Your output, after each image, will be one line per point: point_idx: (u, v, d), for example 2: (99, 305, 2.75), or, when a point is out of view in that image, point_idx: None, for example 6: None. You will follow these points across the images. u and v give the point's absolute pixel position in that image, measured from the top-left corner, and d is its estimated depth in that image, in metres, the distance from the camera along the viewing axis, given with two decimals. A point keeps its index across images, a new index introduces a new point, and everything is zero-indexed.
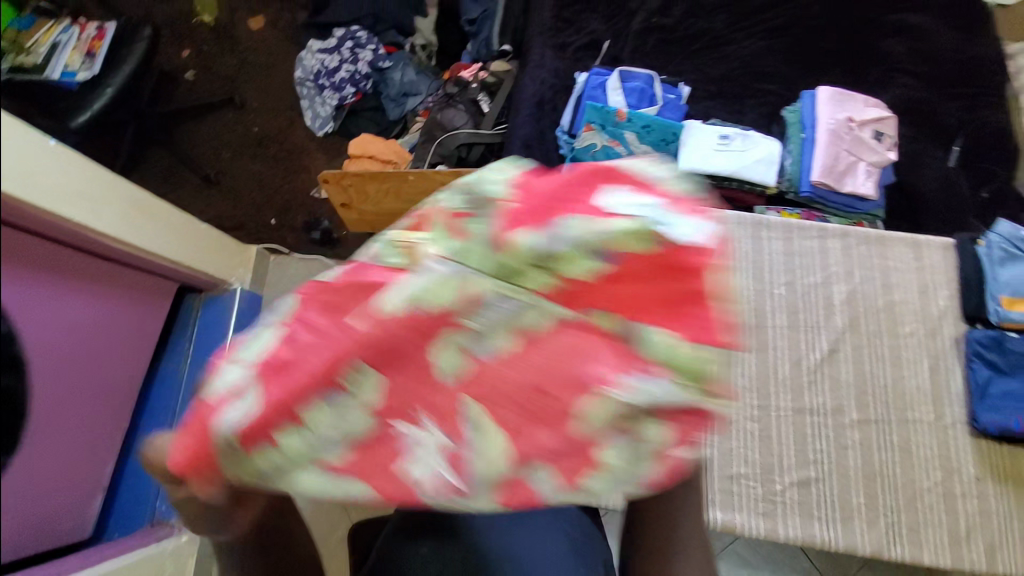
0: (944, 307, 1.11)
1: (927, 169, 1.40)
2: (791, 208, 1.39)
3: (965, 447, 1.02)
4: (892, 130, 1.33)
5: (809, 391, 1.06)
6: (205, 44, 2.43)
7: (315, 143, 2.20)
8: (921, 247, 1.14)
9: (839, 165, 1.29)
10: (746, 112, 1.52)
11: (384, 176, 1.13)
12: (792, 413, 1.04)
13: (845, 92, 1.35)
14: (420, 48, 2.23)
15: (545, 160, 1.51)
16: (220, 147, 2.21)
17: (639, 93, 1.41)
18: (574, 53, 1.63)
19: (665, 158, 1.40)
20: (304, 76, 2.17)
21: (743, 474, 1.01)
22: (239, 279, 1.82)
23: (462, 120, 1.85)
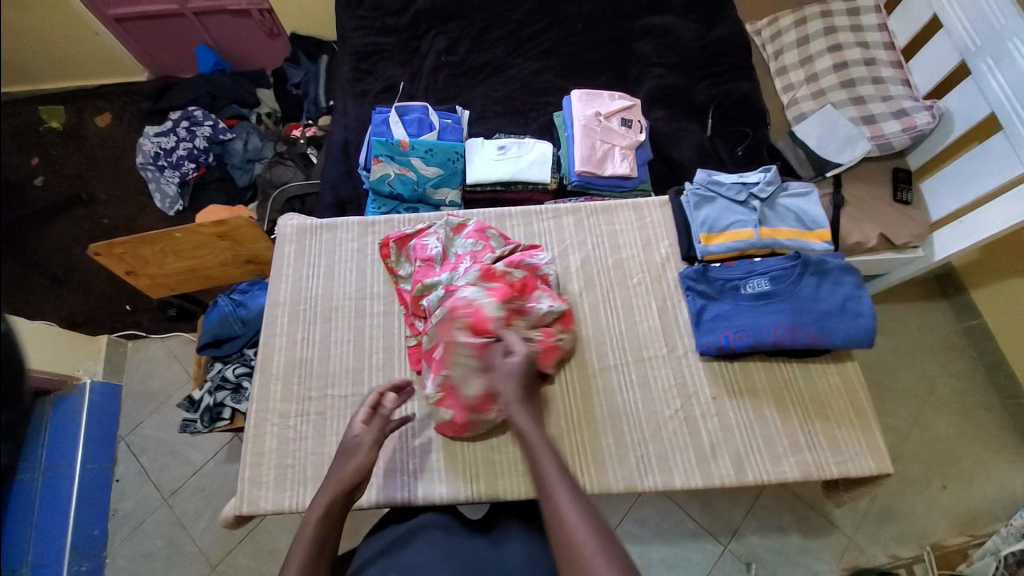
0: (667, 253, 1.10)
1: (686, 140, 1.58)
2: (573, 197, 1.54)
3: (697, 372, 1.00)
4: (637, 115, 1.54)
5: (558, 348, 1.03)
6: (53, 147, 2.26)
7: (167, 223, 2.16)
8: (641, 206, 1.15)
9: (596, 153, 1.46)
10: (530, 122, 1.68)
11: (155, 239, 1.18)
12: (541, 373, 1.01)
13: (594, 92, 1.55)
14: (266, 116, 2.30)
15: (354, 195, 1.61)
16: (68, 244, 2.06)
17: (417, 122, 1.55)
18: (374, 97, 1.77)
19: (455, 175, 1.51)
20: (145, 161, 2.15)
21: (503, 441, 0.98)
22: (88, 372, 1.77)
23: (291, 175, 1.93)
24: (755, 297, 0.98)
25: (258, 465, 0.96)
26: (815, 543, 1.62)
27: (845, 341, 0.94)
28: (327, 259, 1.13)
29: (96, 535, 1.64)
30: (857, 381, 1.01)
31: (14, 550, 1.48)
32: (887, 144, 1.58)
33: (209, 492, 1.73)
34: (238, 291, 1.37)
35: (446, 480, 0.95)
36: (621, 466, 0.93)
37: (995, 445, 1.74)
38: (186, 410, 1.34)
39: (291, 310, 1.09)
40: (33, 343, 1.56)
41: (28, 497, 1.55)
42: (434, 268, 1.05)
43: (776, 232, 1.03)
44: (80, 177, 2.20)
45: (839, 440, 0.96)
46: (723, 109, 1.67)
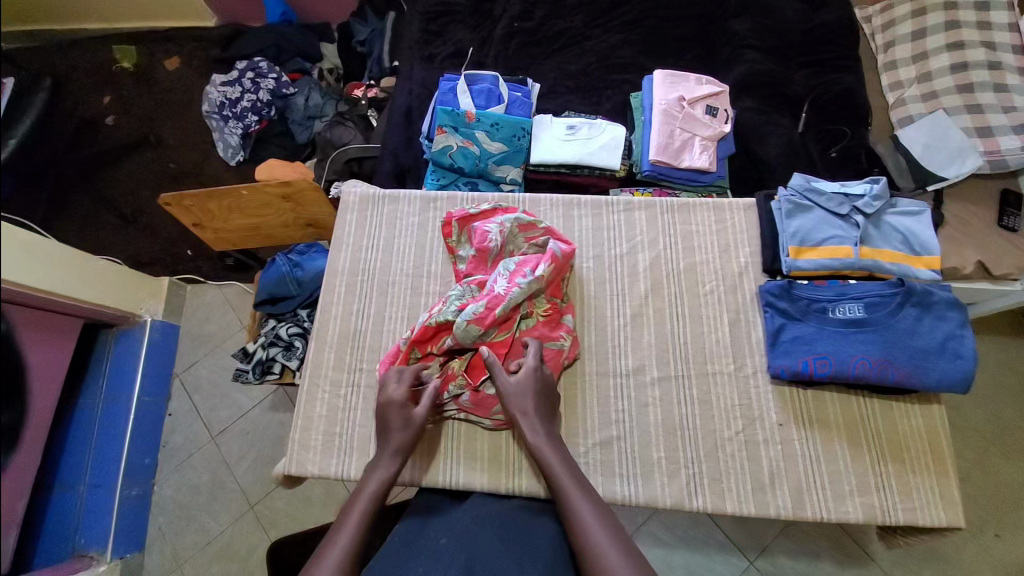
0: (746, 263, 1.01)
1: (773, 136, 1.44)
2: (642, 187, 1.44)
3: (765, 395, 0.92)
4: (724, 104, 1.41)
5: (615, 352, 0.98)
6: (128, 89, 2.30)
7: (229, 173, 2.20)
8: (723, 208, 1.06)
9: (674, 142, 1.35)
10: (603, 102, 1.58)
11: (223, 195, 1.21)
12: (595, 377, 0.96)
13: (678, 74, 1.42)
14: (328, 73, 2.26)
15: (414, 164, 1.57)
16: (138, 185, 2.14)
17: (485, 93, 1.48)
18: (441, 62, 1.69)
19: (519, 153, 1.45)
20: (210, 110, 2.17)
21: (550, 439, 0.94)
22: (150, 311, 1.85)
23: (350, 136, 1.92)
24: (844, 323, 0.88)
25: (307, 429, 0.98)
26: (849, 574, 1.55)
27: (940, 382, 0.84)
28: (387, 231, 1.12)
29: (147, 463, 1.77)
30: (943, 426, 0.91)
31: (73, 467, 1.60)
32: (1001, 162, 1.40)
33: (253, 436, 1.82)
34: (295, 252, 1.38)
35: (488, 471, 0.93)
36: (670, 482, 0.89)
37: None
38: (240, 361, 1.38)
39: (348, 280, 1.08)
40: (104, 282, 1.64)
41: (88, 421, 1.65)
42: (485, 263, 1.04)
43: (878, 253, 0.93)
44: (150, 120, 2.24)
45: (914, 487, 0.88)
46: (819, 104, 1.51)
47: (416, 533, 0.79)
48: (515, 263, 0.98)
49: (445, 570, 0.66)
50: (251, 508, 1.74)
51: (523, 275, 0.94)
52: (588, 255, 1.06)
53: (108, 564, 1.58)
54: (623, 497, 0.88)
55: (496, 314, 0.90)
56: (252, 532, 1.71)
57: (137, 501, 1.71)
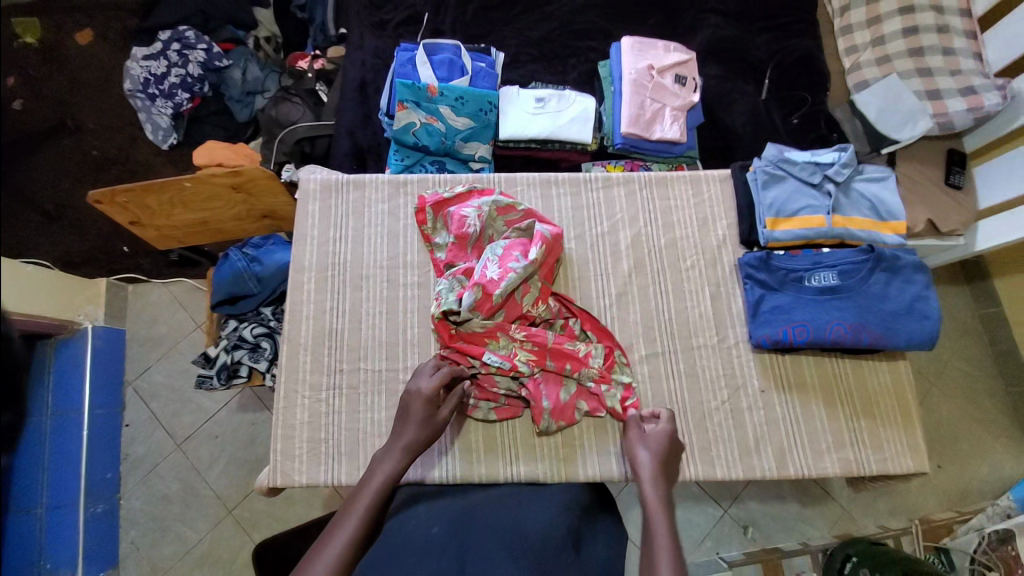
0: (724, 236, 1.02)
1: (739, 103, 1.45)
2: (615, 160, 1.42)
3: (748, 364, 0.96)
4: (692, 71, 1.39)
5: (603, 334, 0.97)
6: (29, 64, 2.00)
7: (162, 158, 1.98)
8: (700, 181, 1.05)
9: (645, 112, 1.33)
10: (569, 71, 1.52)
11: (162, 188, 1.07)
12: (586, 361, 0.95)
13: (646, 40, 1.38)
14: (264, 41, 2.05)
15: (374, 144, 1.47)
16: (57, 176, 1.89)
17: (446, 64, 1.39)
18: (394, 30, 1.56)
19: (487, 128, 1.38)
20: (133, 88, 1.93)
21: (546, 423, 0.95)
22: (90, 317, 1.68)
23: (299, 113, 1.76)
24: (820, 292, 0.92)
25: (289, 438, 0.92)
26: (812, 513, 1.70)
27: (908, 341, 0.90)
28: (354, 220, 1.04)
29: (108, 478, 1.64)
30: (907, 381, 0.98)
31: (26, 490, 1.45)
32: (949, 124, 1.47)
33: (223, 439, 1.72)
34: (250, 245, 1.28)
35: (484, 463, 0.92)
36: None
37: (995, 429, 1.79)
38: (201, 365, 1.29)
39: (317, 276, 1.00)
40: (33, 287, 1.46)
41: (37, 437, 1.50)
42: (466, 250, 0.99)
43: (849, 222, 0.95)
44: (63, 100, 1.97)
45: (883, 440, 0.95)
46: (781, 70, 1.52)
47: (404, 522, 0.75)
48: (502, 247, 0.95)
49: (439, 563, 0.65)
50: (230, 513, 1.66)
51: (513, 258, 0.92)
52: (570, 236, 1.03)
53: None
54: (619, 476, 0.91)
55: (493, 301, 0.90)
56: (233, 536, 1.65)
57: (104, 517, 1.60)
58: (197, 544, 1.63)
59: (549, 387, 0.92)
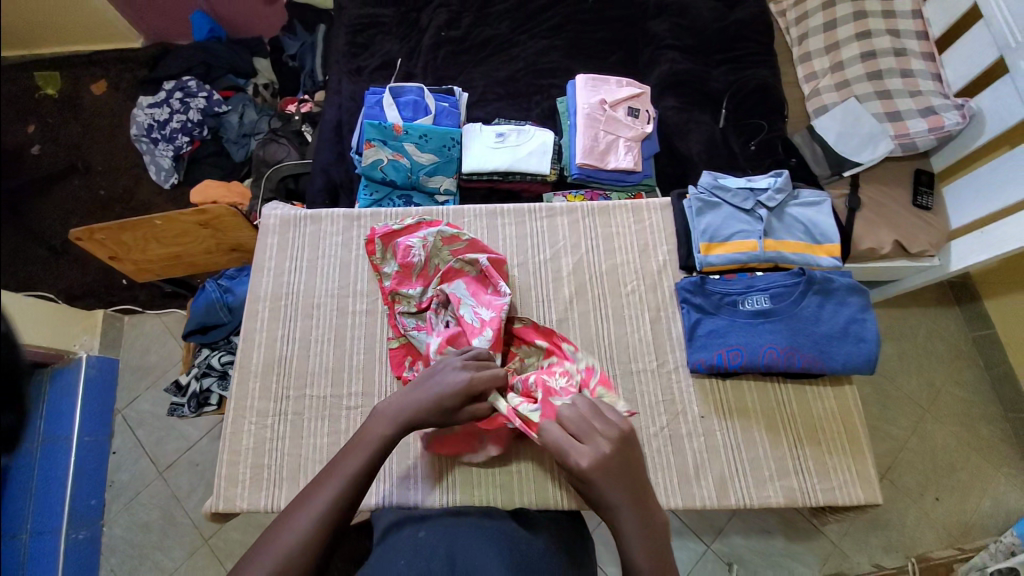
0: (664, 262, 1.04)
1: (696, 133, 1.49)
2: (575, 190, 1.46)
3: (687, 389, 0.95)
4: (645, 104, 1.45)
5: None
6: (49, 114, 2.17)
7: (162, 197, 2.09)
8: (641, 209, 1.09)
9: (599, 145, 1.39)
10: (532, 108, 1.59)
11: (135, 226, 1.18)
12: None
13: (600, 77, 1.46)
14: (263, 87, 2.18)
15: (346, 179, 1.54)
16: (66, 216, 2.02)
17: (412, 105, 1.48)
18: (369, 75, 1.66)
19: (451, 162, 1.44)
20: (138, 133, 2.06)
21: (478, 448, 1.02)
22: (85, 346, 1.76)
23: (285, 153, 1.87)
24: (753, 315, 0.93)
25: (234, 463, 0.95)
26: (800, 548, 1.62)
27: (845, 364, 0.89)
28: (311, 252, 1.10)
29: (92, 505, 1.67)
30: (853, 406, 0.96)
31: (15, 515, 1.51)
32: (912, 144, 1.48)
33: (204, 468, 1.75)
34: (225, 277, 1.35)
35: (422, 486, 0.99)
36: None
37: (996, 458, 1.70)
38: (174, 394, 1.34)
39: (272, 305, 1.06)
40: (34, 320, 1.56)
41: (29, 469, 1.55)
42: (411, 277, 1.03)
43: (781, 245, 0.98)
44: (77, 145, 2.12)
45: (830, 468, 0.93)
46: (738, 99, 1.56)
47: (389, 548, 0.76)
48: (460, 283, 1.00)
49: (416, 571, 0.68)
50: (206, 543, 1.67)
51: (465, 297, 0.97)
52: (513, 264, 1.06)
53: None
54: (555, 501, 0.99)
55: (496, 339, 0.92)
56: (206, 567, 1.64)
57: (86, 545, 1.62)
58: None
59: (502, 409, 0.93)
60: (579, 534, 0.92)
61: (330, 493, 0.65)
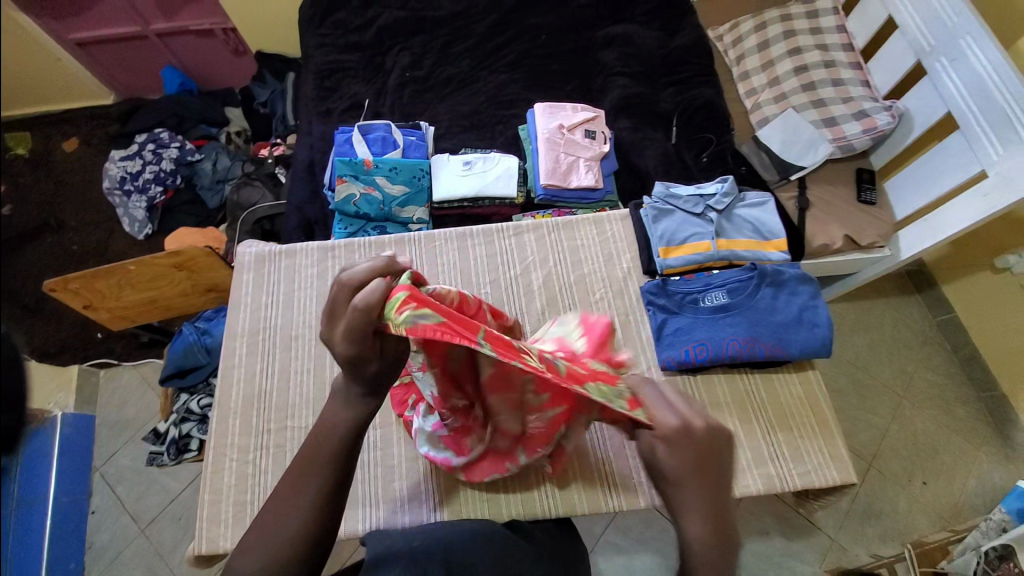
0: (629, 268, 1.10)
1: (651, 150, 1.59)
2: (543, 210, 1.53)
3: None
4: (601, 126, 1.55)
5: None
6: None
7: (138, 247, 2.09)
8: (602, 221, 1.15)
9: (561, 166, 1.47)
10: (497, 137, 1.68)
11: (108, 272, 1.19)
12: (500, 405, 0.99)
13: (557, 104, 1.56)
14: (235, 135, 2.23)
15: (321, 215, 1.58)
16: (40, 273, 2.00)
17: (380, 141, 1.55)
18: (339, 115, 1.73)
19: (421, 192, 1.50)
20: (111, 186, 2.08)
21: None
22: (60, 404, 1.71)
23: (259, 196, 1.91)
24: (714, 310, 0.98)
25: (216, 503, 0.94)
26: (799, 544, 1.63)
27: (803, 349, 0.95)
28: (286, 285, 1.12)
29: (71, 571, 1.58)
30: (818, 389, 1.01)
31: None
32: (850, 146, 1.59)
33: (188, 521, 1.68)
34: (202, 319, 1.35)
35: (409, 508, 1.00)
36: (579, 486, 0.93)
37: (974, 436, 1.76)
38: (152, 442, 1.32)
39: (249, 340, 1.07)
40: None
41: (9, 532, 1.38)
42: None
43: (733, 244, 1.04)
44: (49, 202, 2.13)
45: (804, 451, 0.97)
46: (687, 117, 1.68)
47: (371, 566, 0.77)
48: None
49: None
50: None
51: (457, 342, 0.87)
52: (485, 281, 1.11)
53: None
54: (542, 509, 1.01)
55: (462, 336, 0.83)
56: None
57: None
58: None
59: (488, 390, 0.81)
60: (569, 539, 0.94)
61: (303, 501, 0.62)
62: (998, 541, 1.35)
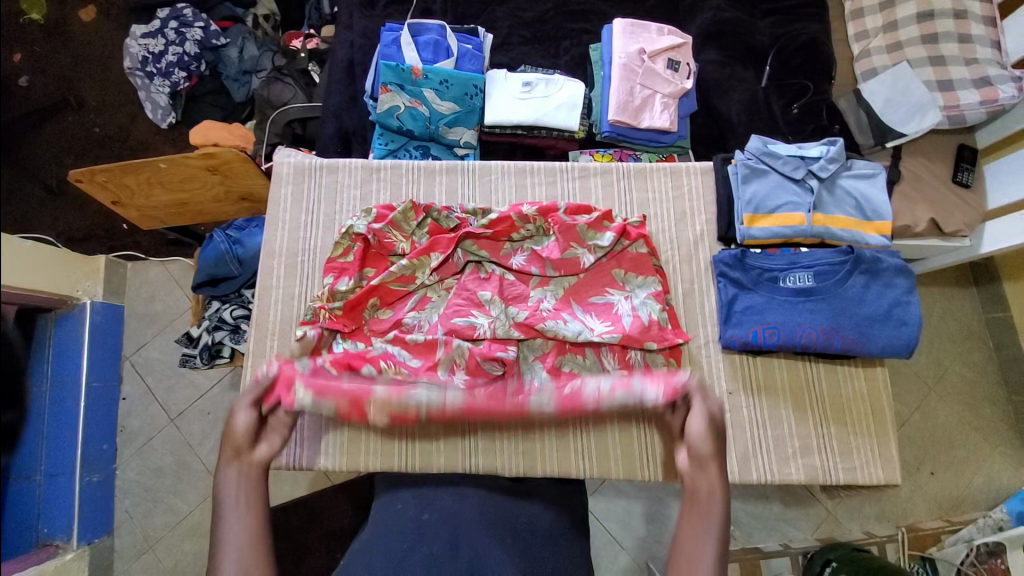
0: (701, 232, 1.10)
1: (734, 92, 1.41)
2: (604, 149, 1.40)
3: (715, 364, 1.02)
4: (686, 57, 1.37)
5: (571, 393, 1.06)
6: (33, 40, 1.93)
7: (160, 137, 1.93)
8: (680, 173, 1.12)
9: (634, 100, 1.31)
10: (561, 55, 1.47)
11: (139, 168, 1.12)
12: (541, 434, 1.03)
13: (640, 23, 1.36)
14: (263, 19, 1.99)
15: (360, 126, 1.45)
16: (60, 152, 1.84)
17: (432, 46, 1.36)
18: (384, 8, 1.51)
19: (472, 113, 1.34)
20: (132, 66, 1.87)
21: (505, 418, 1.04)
22: (88, 293, 1.64)
23: (290, 94, 1.73)
24: (794, 292, 0.99)
25: None
26: (795, 512, 1.54)
27: (884, 346, 0.96)
28: (327, 205, 1.11)
29: (105, 449, 1.62)
30: (882, 387, 1.02)
31: (27, 457, 1.42)
32: (959, 117, 1.35)
33: (215, 415, 1.69)
34: (233, 228, 1.29)
35: (444, 451, 1.02)
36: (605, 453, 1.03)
37: (993, 438, 1.64)
38: (185, 345, 1.31)
39: (288, 262, 1.07)
40: (30, 266, 1.43)
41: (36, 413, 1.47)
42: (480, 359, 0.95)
43: (830, 220, 1.03)
44: (66, 76, 1.92)
45: (853, 446, 1.00)
46: (784, 56, 1.46)
47: (394, 499, 0.87)
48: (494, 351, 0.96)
49: (432, 543, 0.75)
50: (220, 486, 1.64)
51: (467, 315, 0.99)
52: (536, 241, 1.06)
53: (75, 550, 1.47)
54: (579, 470, 1.02)
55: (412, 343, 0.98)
56: None
57: (100, 487, 1.58)
58: (179, 523, 1.61)
59: (488, 346, 0.96)
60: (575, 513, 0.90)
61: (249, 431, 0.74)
62: (992, 538, 1.33)
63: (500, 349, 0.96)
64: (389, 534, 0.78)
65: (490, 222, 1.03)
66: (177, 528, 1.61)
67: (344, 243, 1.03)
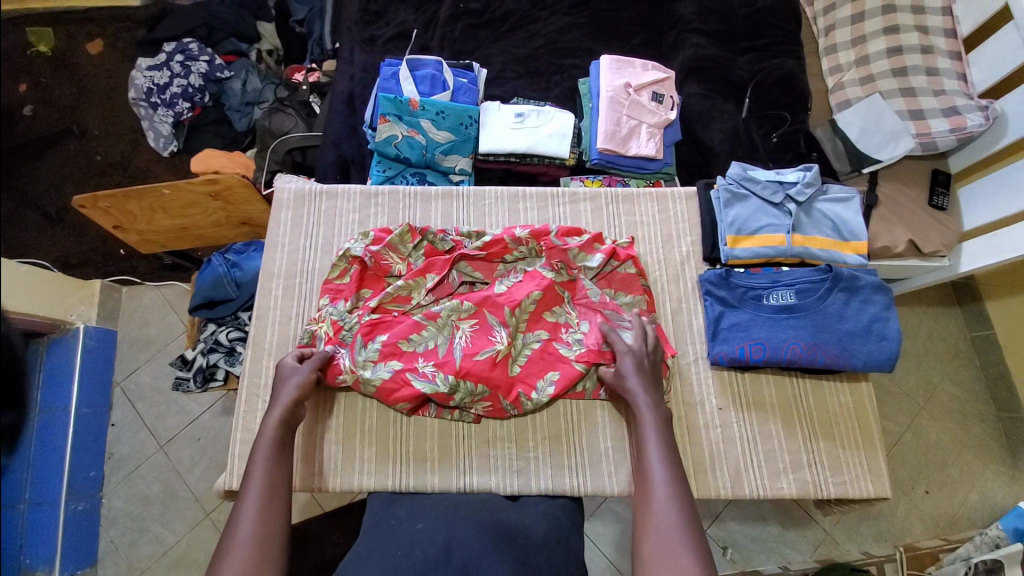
0: (686, 253, 1.14)
1: (717, 122, 1.49)
2: (593, 175, 1.46)
3: (704, 380, 1.04)
4: (670, 90, 1.45)
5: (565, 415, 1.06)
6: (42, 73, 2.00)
7: (162, 165, 1.98)
8: (666, 198, 1.18)
9: (621, 130, 1.38)
10: (552, 88, 1.55)
11: (141, 195, 1.15)
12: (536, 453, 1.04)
13: (625, 59, 1.45)
14: (267, 54, 2.08)
15: (358, 154, 1.50)
16: (61, 179, 1.88)
17: (429, 80, 1.44)
18: (383, 45, 1.60)
19: (467, 142, 1.40)
20: (136, 97, 1.93)
21: (500, 437, 1.04)
22: (82, 317, 1.64)
23: (292, 123, 1.78)
24: (777, 309, 1.02)
25: (248, 442, 1.00)
26: (793, 534, 1.53)
27: (867, 361, 0.99)
28: (326, 228, 1.14)
29: (92, 476, 1.59)
30: (867, 403, 1.04)
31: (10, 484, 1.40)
32: (931, 144, 1.42)
33: (206, 441, 1.67)
34: (232, 251, 1.31)
35: (437, 471, 1.02)
36: (598, 469, 1.03)
37: (984, 454, 1.65)
38: (179, 368, 1.31)
39: (286, 283, 1.10)
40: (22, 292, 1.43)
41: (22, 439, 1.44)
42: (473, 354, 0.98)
43: (809, 241, 1.08)
44: (72, 107, 1.98)
45: (842, 461, 1.01)
46: (762, 89, 1.55)
47: (385, 520, 0.88)
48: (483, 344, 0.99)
49: (426, 548, 0.74)
50: (207, 515, 1.60)
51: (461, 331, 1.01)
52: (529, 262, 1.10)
53: None
54: (572, 488, 1.02)
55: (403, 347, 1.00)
56: (208, 537, 1.59)
57: (85, 516, 1.54)
58: (164, 554, 1.56)
59: (479, 340, 0.99)
60: (571, 529, 0.89)
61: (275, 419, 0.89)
62: (989, 556, 1.36)
63: (487, 339, 0.99)
64: (382, 545, 0.77)
65: (483, 243, 1.07)
66: (161, 559, 1.56)
67: (341, 265, 1.06)
